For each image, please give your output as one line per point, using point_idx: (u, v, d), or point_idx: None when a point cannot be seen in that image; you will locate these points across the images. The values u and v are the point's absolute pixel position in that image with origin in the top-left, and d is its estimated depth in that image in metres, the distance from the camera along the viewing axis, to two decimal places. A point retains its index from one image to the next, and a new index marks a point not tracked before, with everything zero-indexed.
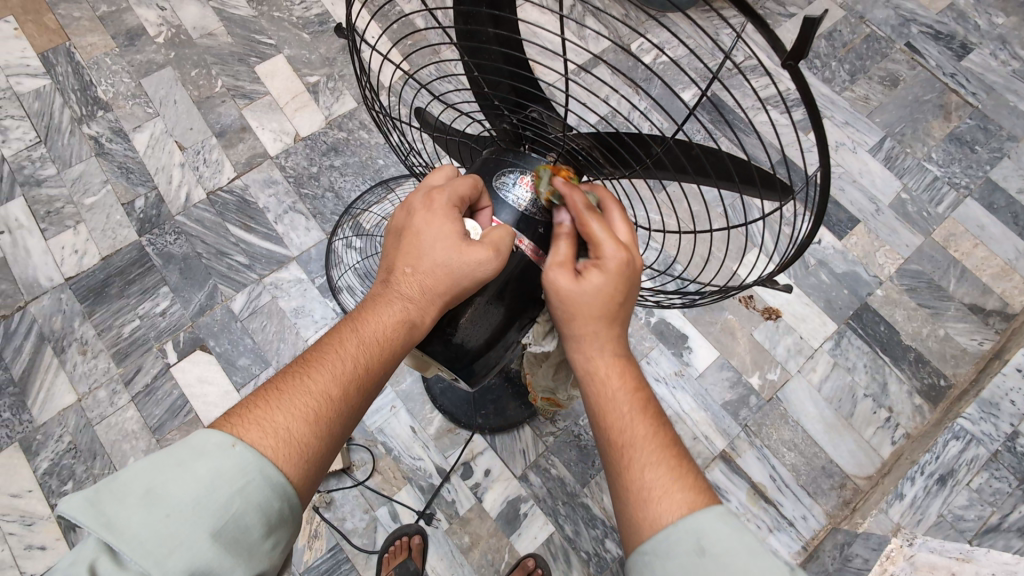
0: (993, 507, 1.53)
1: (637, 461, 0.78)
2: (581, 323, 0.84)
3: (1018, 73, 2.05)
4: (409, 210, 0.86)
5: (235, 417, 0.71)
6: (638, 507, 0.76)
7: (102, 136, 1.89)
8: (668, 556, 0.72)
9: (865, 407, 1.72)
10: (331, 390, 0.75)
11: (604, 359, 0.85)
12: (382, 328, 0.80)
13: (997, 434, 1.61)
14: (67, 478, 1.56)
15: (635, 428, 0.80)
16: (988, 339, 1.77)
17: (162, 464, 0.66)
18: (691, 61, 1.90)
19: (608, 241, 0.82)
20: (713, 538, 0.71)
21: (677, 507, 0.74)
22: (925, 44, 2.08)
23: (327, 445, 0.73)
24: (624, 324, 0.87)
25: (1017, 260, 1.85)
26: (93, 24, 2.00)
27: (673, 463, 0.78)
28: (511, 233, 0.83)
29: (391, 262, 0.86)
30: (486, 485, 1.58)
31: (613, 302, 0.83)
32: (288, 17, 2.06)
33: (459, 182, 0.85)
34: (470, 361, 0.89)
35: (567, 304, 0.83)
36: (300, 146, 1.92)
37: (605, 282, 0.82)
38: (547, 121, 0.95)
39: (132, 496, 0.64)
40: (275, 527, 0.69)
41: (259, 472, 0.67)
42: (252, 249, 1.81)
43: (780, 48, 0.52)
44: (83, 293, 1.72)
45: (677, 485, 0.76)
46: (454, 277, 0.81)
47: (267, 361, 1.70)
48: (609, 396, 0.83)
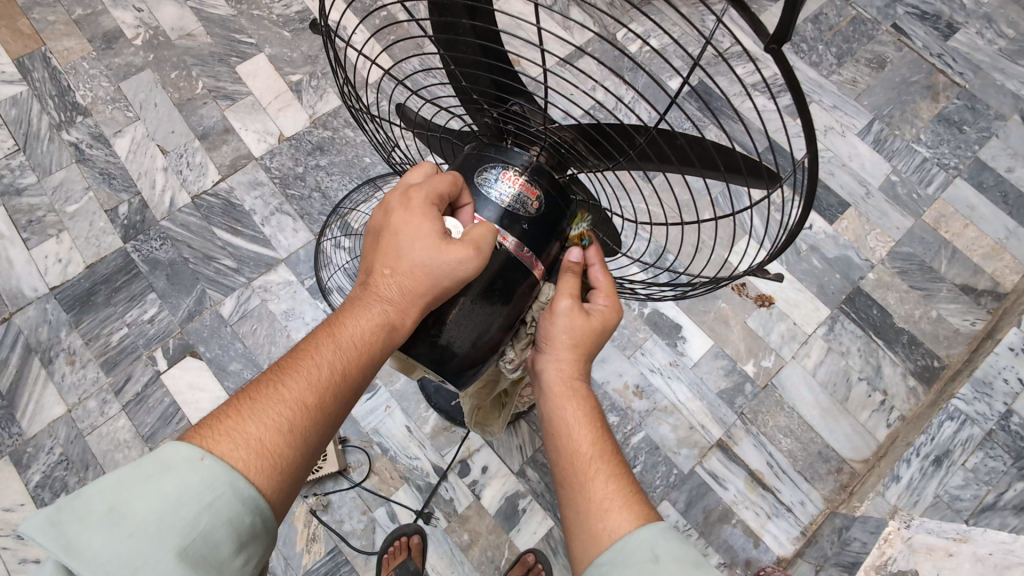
0: (990, 485, 1.54)
1: (596, 472, 0.84)
2: (568, 347, 0.92)
3: (1005, 52, 2.05)
4: (387, 209, 0.84)
5: (206, 427, 0.70)
6: (595, 518, 0.80)
7: (82, 141, 1.86)
8: (626, 562, 0.75)
9: (860, 391, 1.72)
10: (308, 397, 0.73)
11: (575, 382, 0.93)
12: (360, 330, 0.79)
13: (991, 413, 1.61)
14: (60, 490, 1.55)
15: (600, 444, 0.87)
16: (981, 319, 1.78)
17: (127, 480, 0.65)
18: (677, 49, 1.91)
19: (611, 293, 0.96)
20: (665, 548, 0.75)
21: (634, 517, 0.79)
22: (911, 25, 2.08)
23: (303, 456, 0.72)
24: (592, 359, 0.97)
25: (1008, 239, 1.85)
26: (68, 28, 1.96)
27: (631, 480, 0.84)
28: (493, 231, 0.82)
29: (370, 264, 0.85)
30: (484, 482, 1.57)
31: (601, 341, 0.95)
32: (267, 16, 2.03)
33: (438, 180, 0.84)
34: (456, 367, 0.87)
35: (572, 334, 0.91)
36: (284, 147, 1.89)
37: (606, 318, 0.94)
38: (529, 114, 0.93)
39: (95, 514, 0.63)
40: (248, 541, 0.68)
41: (228, 486, 0.66)
42: (239, 251, 1.78)
43: (762, 31, 0.49)
44: (68, 302, 1.70)
45: (635, 500, 0.81)
46: (434, 277, 0.80)
47: (259, 365, 1.68)
48: (575, 417, 0.90)
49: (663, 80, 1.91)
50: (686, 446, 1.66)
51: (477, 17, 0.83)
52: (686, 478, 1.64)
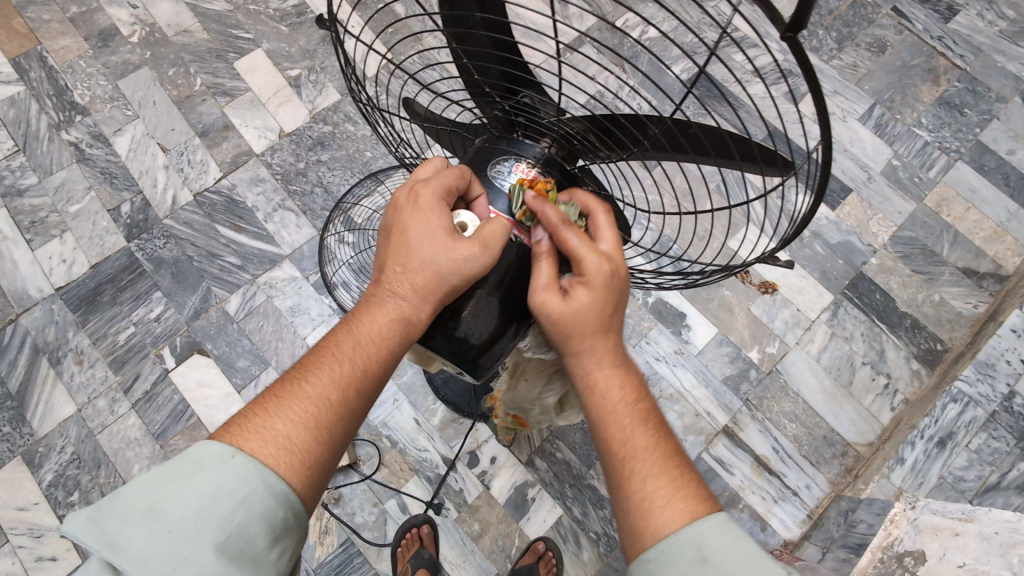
0: (993, 466, 1.56)
1: (633, 471, 0.77)
2: (567, 337, 0.83)
3: (1006, 33, 2.04)
4: (395, 207, 0.84)
5: (234, 426, 0.71)
6: (639, 519, 0.74)
7: (82, 141, 1.86)
8: (671, 564, 0.70)
9: (864, 374, 1.74)
10: (331, 393, 0.74)
11: (595, 367, 0.84)
12: (378, 326, 0.80)
13: (994, 395, 1.63)
14: (73, 488, 1.55)
15: (637, 438, 0.80)
16: (983, 302, 1.79)
17: (161, 478, 0.65)
18: (676, 36, 1.91)
19: (587, 254, 0.81)
20: (715, 547, 0.70)
21: (680, 515, 0.73)
22: (911, 8, 2.07)
23: (330, 451, 0.73)
24: (615, 334, 0.86)
25: (1009, 222, 1.86)
26: (64, 26, 1.96)
27: (675, 472, 0.77)
28: (506, 226, 0.83)
29: (382, 262, 0.85)
30: (493, 472, 1.58)
31: (603, 315, 0.83)
32: (263, 10, 2.02)
33: (443, 173, 0.84)
34: (473, 358, 0.87)
35: (560, 324, 0.82)
36: (284, 142, 1.89)
37: (587, 293, 0.81)
38: (540, 106, 0.92)
39: (133, 513, 0.64)
40: (280, 533, 0.68)
41: (261, 482, 0.67)
42: (243, 248, 1.78)
43: (777, 18, 0.49)
44: (75, 302, 1.70)
45: (679, 495, 0.75)
46: (447, 271, 0.80)
47: (266, 361, 1.67)
48: (606, 408, 0.82)
49: (664, 67, 1.90)
50: (692, 433, 1.68)
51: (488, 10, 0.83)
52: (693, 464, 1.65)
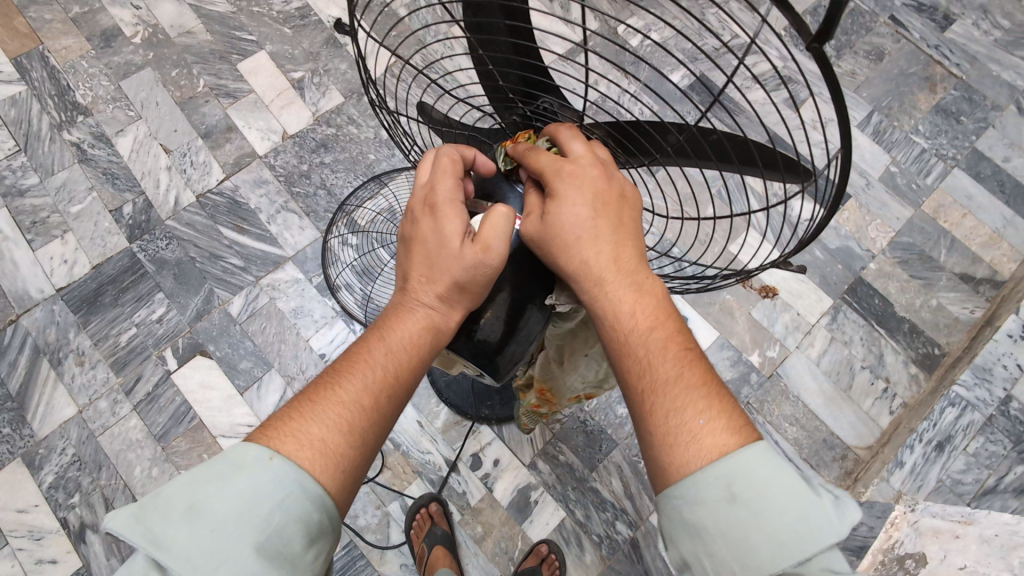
0: (990, 470, 1.56)
1: (658, 402, 0.67)
2: (567, 259, 0.76)
3: (1001, 42, 2.08)
4: (412, 218, 0.82)
5: (270, 428, 0.68)
6: (658, 451, 0.66)
7: (84, 141, 1.86)
8: (698, 502, 0.63)
9: (863, 379, 1.76)
10: (364, 398, 0.72)
11: (606, 284, 0.74)
12: (409, 333, 0.78)
13: (991, 399, 1.65)
14: (74, 491, 1.54)
15: (659, 365, 0.69)
16: (979, 307, 1.81)
17: (202, 477, 0.63)
18: (678, 42, 1.93)
19: (550, 169, 0.76)
20: (747, 485, 0.61)
21: (707, 451, 0.63)
22: (908, 17, 2.10)
23: (363, 454, 0.71)
24: (623, 249, 0.76)
25: (1005, 228, 1.88)
26: (66, 26, 1.96)
27: (705, 399, 0.66)
28: (505, 216, 0.78)
29: (406, 270, 0.83)
30: (496, 475, 1.59)
31: (593, 230, 0.75)
32: (267, 12, 2.03)
33: (444, 164, 0.80)
34: (492, 356, 0.88)
35: (548, 247, 0.77)
36: (288, 144, 1.89)
37: (558, 209, 0.75)
38: (559, 111, 0.93)
39: (176, 511, 0.61)
40: (316, 537, 0.66)
41: (298, 486, 0.64)
42: (246, 250, 1.78)
43: (804, 31, 0.48)
44: (76, 303, 1.69)
45: (709, 424, 0.64)
46: (473, 274, 0.78)
47: (269, 363, 1.67)
48: (622, 332, 0.72)
49: (665, 73, 1.92)
50: None
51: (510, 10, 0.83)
52: None
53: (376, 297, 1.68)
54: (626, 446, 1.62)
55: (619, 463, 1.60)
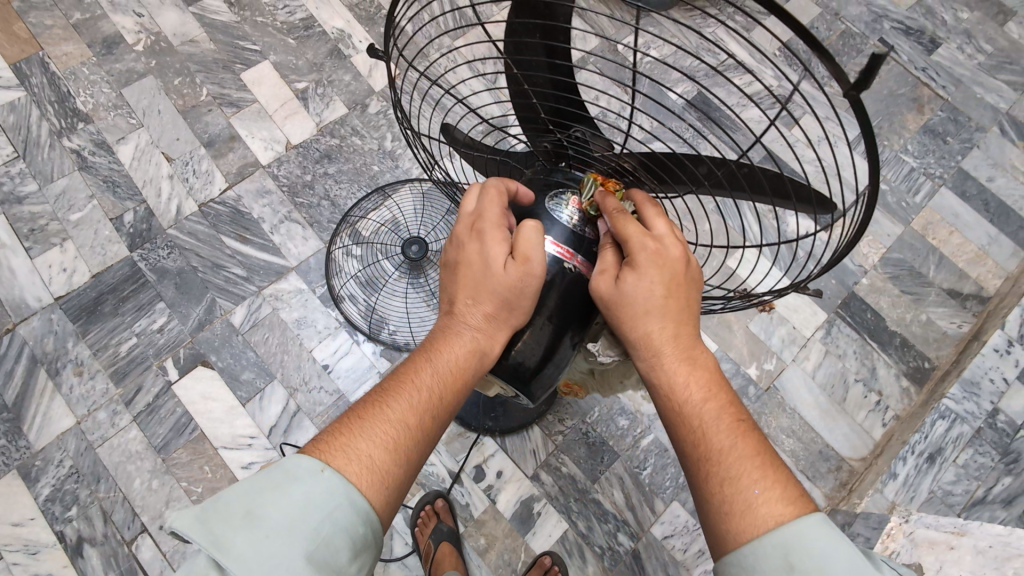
0: (979, 481, 1.60)
1: (719, 470, 0.73)
2: (634, 325, 0.81)
3: (984, 66, 2.16)
4: (457, 244, 0.84)
5: (322, 442, 0.70)
6: (717, 517, 0.72)
7: (85, 149, 1.84)
8: (755, 569, 0.68)
9: (857, 392, 1.80)
10: (410, 418, 0.74)
11: (670, 356, 0.80)
12: (454, 357, 0.78)
13: (980, 412, 1.72)
14: (71, 503, 1.52)
15: (718, 434, 0.75)
16: (966, 322, 1.87)
17: (258, 485, 0.65)
18: (676, 60, 1.99)
19: (637, 236, 0.80)
20: (803, 556, 0.67)
21: (767, 520, 0.69)
22: (896, 40, 2.18)
23: (406, 473, 0.72)
24: (686, 324, 0.82)
25: (990, 246, 1.95)
26: (67, 32, 1.95)
27: (762, 470, 0.72)
28: (536, 232, 0.80)
29: (450, 293, 0.85)
30: (499, 486, 1.60)
31: (664, 300, 0.80)
32: (271, 22, 2.04)
33: (490, 194, 0.83)
34: (529, 380, 0.87)
35: (614, 308, 0.82)
36: (291, 154, 1.89)
37: (637, 278, 0.80)
38: (590, 140, 0.94)
39: (233, 516, 0.63)
40: (359, 549, 0.67)
41: (346, 498, 0.66)
42: (249, 260, 1.77)
43: (843, 80, 0.53)
44: (75, 312, 1.67)
45: (767, 496, 0.71)
46: (517, 297, 0.80)
47: (272, 374, 1.66)
48: (683, 399, 0.78)
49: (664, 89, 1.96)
50: None
51: (550, 33, 0.87)
52: None
53: (380, 308, 1.72)
54: (628, 458, 1.63)
55: (621, 474, 1.62)
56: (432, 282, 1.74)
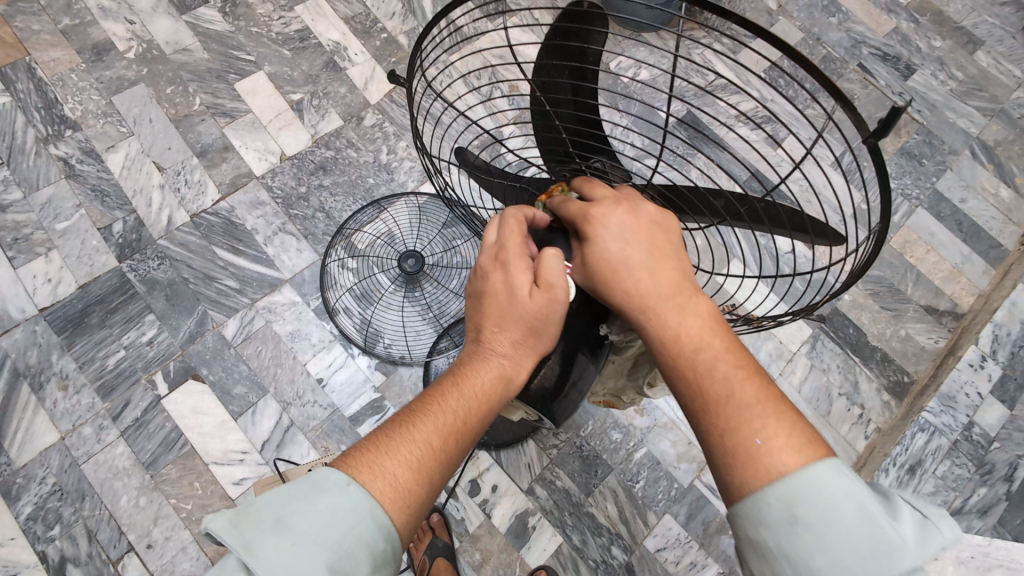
0: (956, 492, 1.75)
1: (713, 421, 0.64)
2: (611, 288, 0.76)
3: (956, 92, 2.26)
4: (481, 273, 0.84)
5: (349, 456, 0.69)
6: (725, 470, 0.62)
7: (72, 156, 1.81)
8: (765, 524, 0.59)
9: (841, 405, 1.85)
10: (434, 440, 0.73)
11: (653, 308, 0.72)
12: (482, 383, 0.78)
13: (956, 425, 1.82)
14: (54, 522, 1.48)
15: (713, 381, 0.65)
16: (943, 337, 1.94)
17: (288, 493, 0.64)
18: (666, 81, 2.05)
19: (585, 211, 0.79)
20: (811, 506, 0.57)
21: (773, 471, 0.60)
22: (874, 65, 2.28)
23: (428, 494, 0.70)
24: (668, 274, 0.74)
25: (963, 264, 2.03)
26: (55, 38, 1.92)
27: (765, 415, 0.63)
28: (558, 262, 0.79)
29: (477, 321, 0.85)
30: (495, 501, 1.60)
31: (633, 258, 0.75)
32: (266, 33, 2.03)
33: (512, 224, 0.84)
34: (550, 401, 0.90)
35: (592, 282, 0.78)
36: (286, 166, 1.88)
37: (598, 246, 0.77)
38: (608, 169, 0.96)
39: (264, 522, 0.62)
40: (380, 565, 0.65)
41: (370, 515, 0.65)
42: (242, 272, 1.76)
43: (863, 129, 0.56)
44: (60, 324, 1.63)
45: (772, 443, 0.61)
46: (542, 324, 0.80)
47: (264, 388, 1.64)
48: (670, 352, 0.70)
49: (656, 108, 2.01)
50: (686, 460, 1.67)
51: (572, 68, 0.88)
52: (686, 492, 1.64)
53: (376, 321, 1.72)
54: (621, 471, 1.65)
55: (615, 488, 1.64)
56: (428, 296, 1.76)
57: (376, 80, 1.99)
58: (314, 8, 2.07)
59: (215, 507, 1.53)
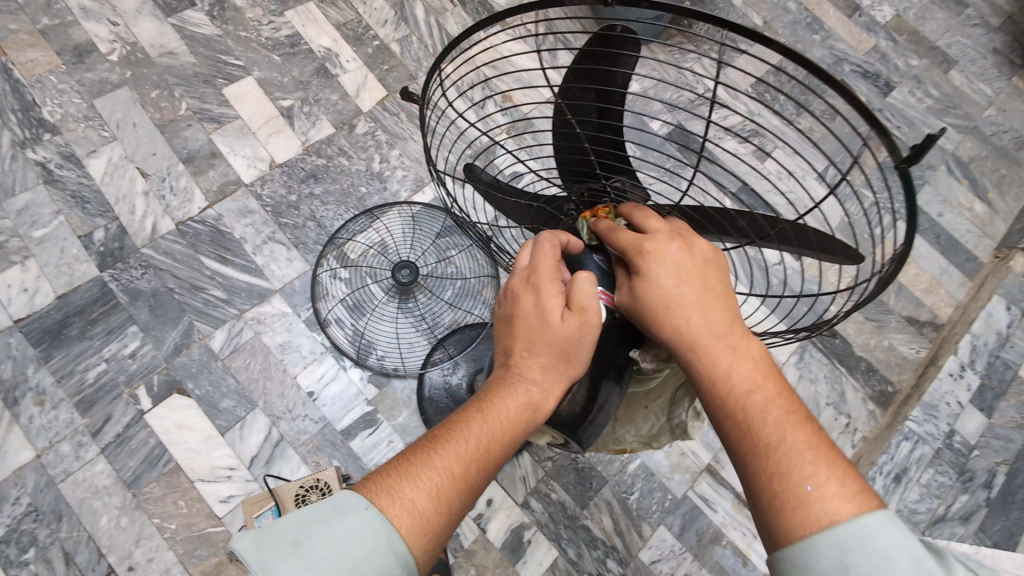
0: (939, 499, 1.79)
1: (764, 463, 0.67)
2: (663, 328, 0.76)
3: (933, 109, 2.34)
4: (512, 296, 0.84)
5: (370, 481, 0.69)
6: (771, 512, 0.65)
7: (51, 161, 1.75)
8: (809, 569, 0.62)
9: (828, 415, 1.89)
10: (456, 468, 0.72)
11: (706, 350, 0.74)
12: (508, 410, 0.78)
13: (938, 433, 1.87)
14: (28, 545, 1.42)
15: (766, 426, 0.68)
16: (924, 347, 2.00)
17: (309, 515, 0.64)
18: (657, 93, 2.07)
19: (630, 246, 0.78)
20: (859, 556, 0.60)
21: (823, 517, 0.62)
22: (856, 82, 2.35)
23: (447, 524, 0.69)
24: (720, 317, 0.76)
25: (942, 276, 2.10)
26: (33, 38, 1.85)
27: (814, 462, 0.66)
28: (591, 283, 0.79)
29: (506, 346, 0.85)
30: (490, 515, 1.59)
31: (685, 299, 0.75)
32: (255, 38, 1.99)
33: (545, 248, 0.84)
34: (577, 425, 0.92)
35: (642, 319, 0.79)
36: (275, 173, 1.84)
37: (648, 284, 0.76)
38: (628, 189, 0.97)
39: (283, 544, 0.62)
40: None
41: (387, 542, 0.64)
42: (229, 282, 1.71)
43: (894, 152, 0.58)
44: (37, 337, 1.58)
45: (823, 492, 0.63)
46: (572, 351, 0.80)
47: (253, 402, 1.60)
48: (723, 395, 0.72)
49: (648, 120, 2.04)
50: (679, 471, 1.67)
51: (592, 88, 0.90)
52: (680, 503, 1.65)
53: (368, 333, 1.69)
54: (616, 483, 1.65)
55: (610, 500, 1.64)
56: (422, 307, 1.74)
57: (370, 87, 1.97)
58: (304, 13, 2.04)
59: (200, 526, 1.48)
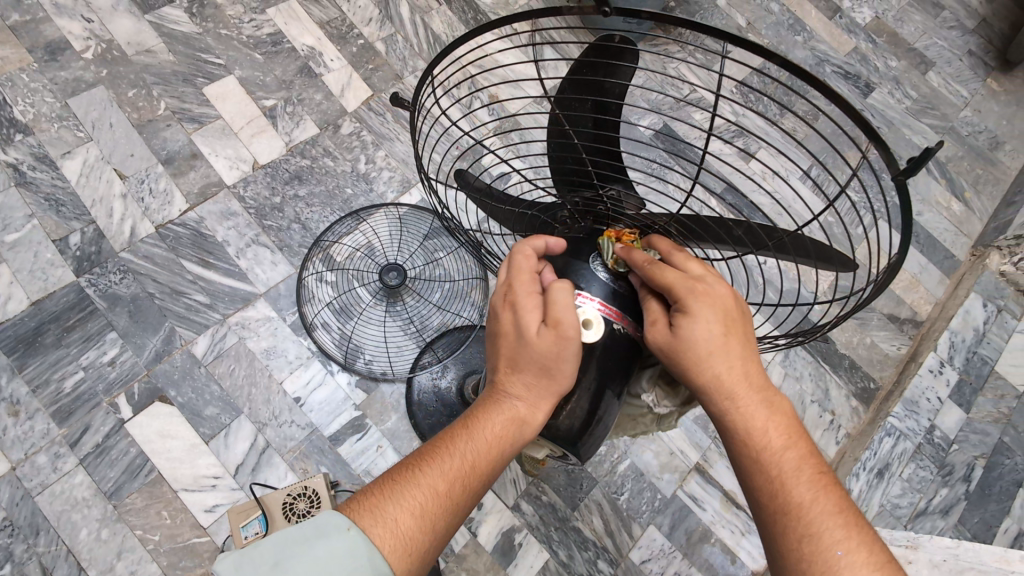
0: (921, 493, 1.83)
1: (796, 520, 0.70)
2: (705, 370, 0.77)
3: (911, 110, 2.39)
4: (494, 314, 0.85)
5: (354, 501, 0.68)
6: (793, 564, 0.70)
7: (23, 162, 1.69)
8: None
9: (813, 412, 1.92)
10: (440, 485, 0.71)
11: (746, 403, 0.76)
12: (494, 426, 0.77)
13: (919, 428, 1.90)
14: (4, 560, 1.38)
15: (798, 484, 0.72)
16: (904, 344, 2.04)
17: (289, 537, 0.63)
18: (643, 94, 2.08)
19: (677, 284, 0.78)
20: None
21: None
22: (837, 82, 2.39)
23: (432, 543, 0.68)
24: (756, 371, 0.79)
25: (921, 273, 2.14)
26: (2, 35, 1.79)
27: (843, 525, 0.70)
28: (566, 293, 0.79)
29: (493, 364, 0.85)
30: (480, 519, 1.58)
31: (726, 346, 0.77)
32: (236, 36, 1.95)
33: (517, 260, 0.84)
34: (576, 439, 0.88)
35: (678, 358, 0.79)
36: (258, 174, 1.81)
37: (692, 326, 0.77)
38: (624, 199, 0.96)
39: (262, 565, 0.61)
40: None
41: (368, 563, 0.63)
42: (212, 286, 1.67)
43: (893, 165, 0.59)
44: (11, 345, 1.53)
45: (851, 556, 0.68)
46: (551, 364, 0.78)
47: (238, 409, 1.57)
48: (760, 448, 0.74)
49: (634, 120, 2.04)
50: (668, 471, 1.68)
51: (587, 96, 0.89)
52: (669, 502, 1.66)
53: (356, 337, 1.67)
54: (606, 485, 1.66)
55: (600, 501, 1.64)
56: (410, 310, 1.72)
57: (353, 87, 1.95)
58: (286, 11, 2.00)
59: (184, 537, 1.45)
